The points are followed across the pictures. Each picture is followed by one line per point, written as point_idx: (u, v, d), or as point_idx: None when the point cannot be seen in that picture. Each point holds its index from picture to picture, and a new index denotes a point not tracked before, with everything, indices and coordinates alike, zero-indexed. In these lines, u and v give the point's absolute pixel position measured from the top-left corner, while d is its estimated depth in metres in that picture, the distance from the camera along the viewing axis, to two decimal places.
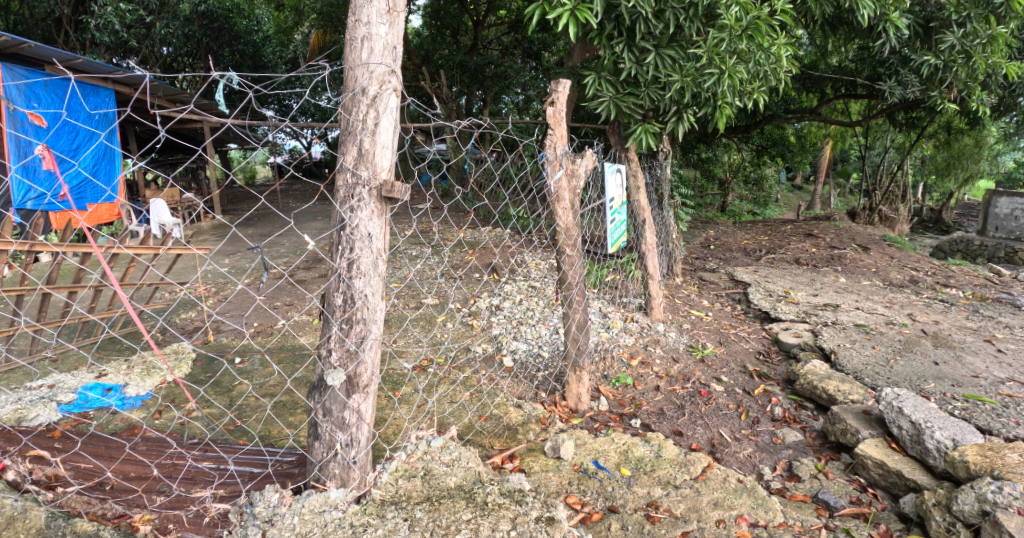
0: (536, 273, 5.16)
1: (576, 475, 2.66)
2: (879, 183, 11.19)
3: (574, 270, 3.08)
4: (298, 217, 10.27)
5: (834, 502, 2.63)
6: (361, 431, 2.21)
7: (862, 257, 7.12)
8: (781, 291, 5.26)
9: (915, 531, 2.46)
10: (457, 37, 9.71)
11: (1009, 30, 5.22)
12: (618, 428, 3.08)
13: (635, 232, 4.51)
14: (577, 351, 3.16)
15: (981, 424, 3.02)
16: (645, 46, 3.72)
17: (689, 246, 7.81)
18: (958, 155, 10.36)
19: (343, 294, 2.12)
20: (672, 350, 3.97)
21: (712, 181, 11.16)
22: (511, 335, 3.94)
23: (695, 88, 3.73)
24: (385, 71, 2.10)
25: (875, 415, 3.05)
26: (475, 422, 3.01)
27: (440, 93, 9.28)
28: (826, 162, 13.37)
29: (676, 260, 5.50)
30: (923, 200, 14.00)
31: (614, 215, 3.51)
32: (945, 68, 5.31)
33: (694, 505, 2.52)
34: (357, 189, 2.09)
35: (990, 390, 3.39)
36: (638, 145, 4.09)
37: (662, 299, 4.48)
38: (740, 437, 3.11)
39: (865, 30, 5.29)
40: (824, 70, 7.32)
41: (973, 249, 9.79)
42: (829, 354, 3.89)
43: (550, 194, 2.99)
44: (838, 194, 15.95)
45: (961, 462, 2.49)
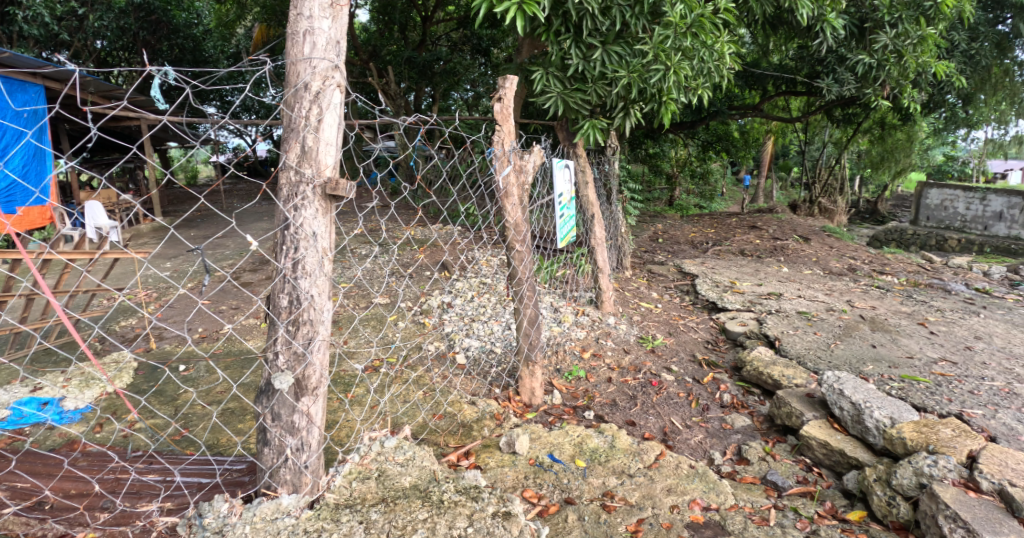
0: (487, 270, 5.14)
1: (532, 469, 2.68)
2: (819, 176, 11.69)
3: (524, 266, 3.10)
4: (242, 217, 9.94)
5: (782, 483, 2.74)
6: (313, 434, 2.18)
7: (803, 247, 7.40)
8: (727, 282, 5.42)
9: (859, 507, 2.58)
10: (405, 33, 9.59)
11: (938, 31, 5.49)
12: (572, 421, 3.12)
13: (584, 226, 4.53)
14: (529, 347, 3.17)
15: (917, 402, 3.19)
16: (592, 42, 3.77)
17: (638, 239, 7.92)
18: (890, 149, 10.74)
19: (289, 295, 2.08)
20: (623, 342, 4.03)
21: (660, 176, 11.42)
22: (463, 332, 3.92)
23: (642, 84, 3.77)
24: (328, 67, 2.06)
25: (818, 397, 3.17)
26: (429, 421, 2.99)
27: (389, 90, 9.14)
28: (768, 157, 13.87)
29: (625, 254, 5.58)
30: (859, 193, 14.71)
31: (563, 210, 3.52)
32: (879, 67, 5.58)
33: (648, 493, 2.58)
34: (301, 187, 2.04)
35: (925, 369, 3.60)
36: (586, 140, 4.10)
37: (613, 293, 4.55)
38: (691, 424, 3.19)
39: (804, 29, 5.52)
40: (766, 69, 7.56)
41: (907, 239, 10.60)
42: (774, 341, 4.02)
43: (498, 190, 2.97)
44: (780, 188, 16.63)
45: (899, 439, 2.66)
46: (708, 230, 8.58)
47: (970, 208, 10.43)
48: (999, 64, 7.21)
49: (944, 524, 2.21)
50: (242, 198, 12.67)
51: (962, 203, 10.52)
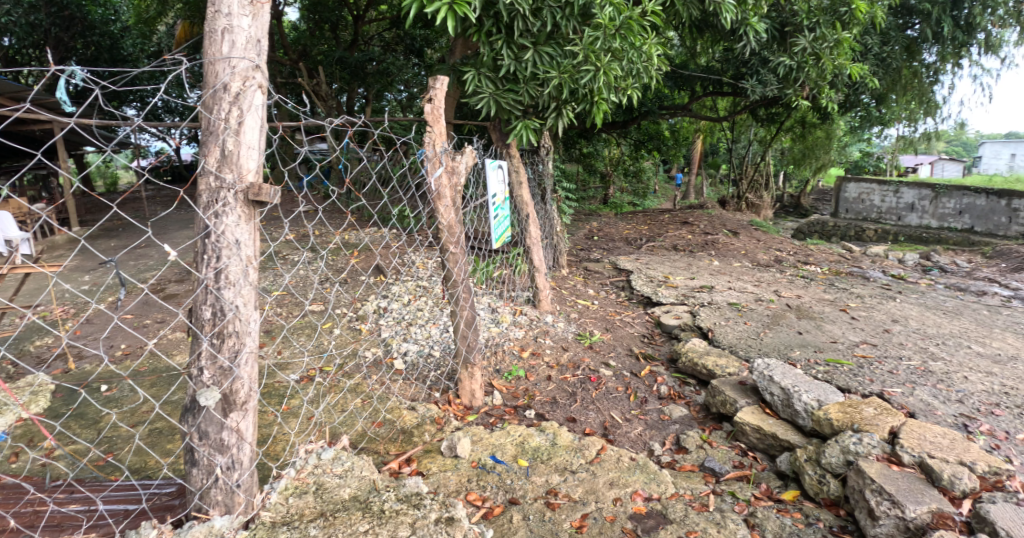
0: (424, 272, 5.08)
1: (475, 472, 2.68)
2: (745, 173, 12.22)
3: (459, 268, 3.08)
4: (163, 224, 9.44)
5: (719, 469, 2.83)
6: (244, 451, 2.09)
7: (732, 241, 7.70)
8: (661, 277, 5.57)
9: (791, 486, 2.70)
10: (336, 33, 9.38)
11: (853, 35, 5.83)
12: (513, 421, 3.13)
13: (519, 226, 4.56)
14: (467, 348, 3.15)
15: (842, 384, 3.37)
16: (524, 43, 3.80)
17: (574, 237, 8.04)
18: (811, 146, 11.29)
19: (212, 307, 1.98)
20: (561, 340, 4.07)
21: (595, 175, 11.67)
22: (400, 337, 3.86)
23: (573, 84, 3.82)
24: (249, 67, 1.99)
25: (749, 384, 3.30)
26: (368, 429, 2.93)
27: (320, 91, 8.89)
28: (698, 155, 14.39)
29: (561, 253, 5.64)
30: (784, 188, 15.46)
31: (497, 210, 3.53)
32: (799, 69, 5.86)
33: (591, 487, 2.61)
34: (222, 193, 1.96)
35: (847, 352, 3.82)
36: (519, 140, 4.12)
37: (550, 292, 4.59)
38: (631, 417, 3.26)
39: (728, 32, 5.75)
40: (694, 70, 7.83)
41: (828, 230, 11.43)
42: (707, 332, 4.16)
43: (431, 192, 2.95)
44: (710, 185, 17.30)
45: (826, 420, 2.79)
46: (643, 227, 8.81)
47: (885, 200, 11.18)
48: (908, 67, 7.71)
49: (871, 498, 2.35)
50: (163, 205, 12.05)
51: (877, 196, 11.27)
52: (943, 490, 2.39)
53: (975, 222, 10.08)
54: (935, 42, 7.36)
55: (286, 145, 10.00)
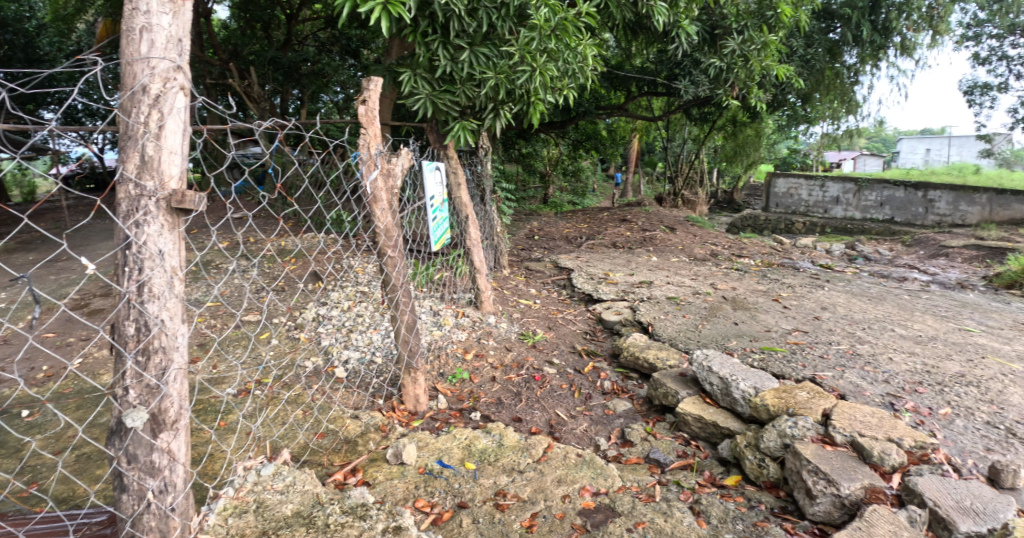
0: (364, 276, 4.98)
1: (422, 478, 2.64)
2: (681, 170, 12.61)
3: (398, 272, 3.03)
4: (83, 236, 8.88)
5: (664, 459, 2.90)
6: (176, 472, 1.99)
7: (669, 237, 7.92)
8: (601, 274, 5.67)
9: (733, 472, 2.80)
10: (269, 32, 9.08)
11: (779, 38, 6.10)
12: (459, 424, 3.11)
13: (460, 228, 4.53)
14: (409, 354, 3.12)
15: (777, 370, 3.51)
16: (460, 44, 3.79)
17: (515, 237, 8.07)
18: (742, 144, 11.73)
19: (135, 322, 1.87)
20: (505, 340, 4.08)
21: (534, 175, 11.78)
22: (341, 345, 3.76)
23: (509, 85, 3.84)
24: (170, 67, 1.89)
25: (689, 375, 3.40)
26: (310, 441, 2.85)
27: (253, 93, 8.58)
28: (635, 154, 14.78)
29: (502, 253, 5.64)
30: (717, 185, 16.06)
31: (435, 212, 3.50)
32: (729, 69, 6.09)
33: (539, 486, 2.62)
34: (142, 201, 1.85)
35: (781, 340, 4.00)
36: (457, 141, 4.10)
37: (492, 293, 4.58)
38: (576, 414, 3.29)
39: (662, 34, 5.91)
40: (629, 70, 8.02)
41: (760, 224, 11.94)
42: (647, 327, 4.26)
43: (366, 195, 2.89)
44: (647, 183, 17.81)
45: (763, 406, 2.91)
46: (582, 226, 8.94)
47: (812, 194, 11.85)
48: (830, 68, 8.13)
49: (808, 478, 2.45)
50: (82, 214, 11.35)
51: (805, 190, 11.94)
52: (875, 466, 2.52)
53: (895, 213, 10.79)
54: (855, 45, 7.74)
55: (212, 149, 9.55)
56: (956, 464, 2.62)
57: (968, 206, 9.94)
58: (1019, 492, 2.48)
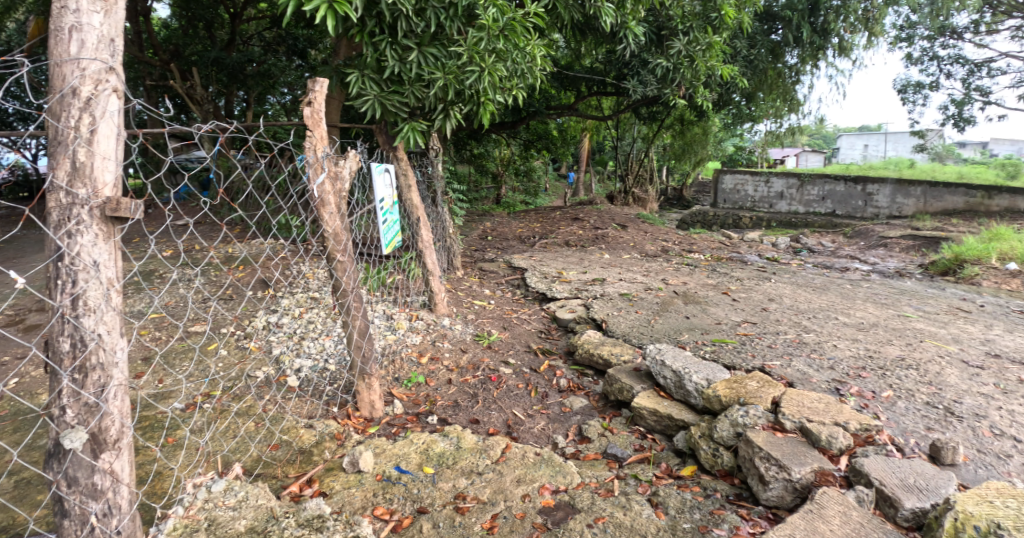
0: (315, 281, 4.86)
1: (380, 485, 2.60)
2: (630, 169, 12.85)
3: (348, 277, 2.98)
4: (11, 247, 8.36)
5: (622, 454, 2.94)
6: (121, 493, 1.90)
7: (621, 234, 8.06)
8: (554, 273, 5.71)
9: (689, 462, 2.86)
10: (211, 31, 8.74)
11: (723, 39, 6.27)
12: (416, 428, 3.08)
13: (411, 230, 4.49)
14: (362, 359, 3.06)
15: (728, 361, 3.62)
16: (408, 44, 3.74)
17: (468, 238, 8.05)
18: (690, 142, 12.03)
19: (70, 338, 1.77)
20: (459, 342, 4.06)
21: (486, 175, 11.80)
22: (292, 353, 3.65)
23: (458, 85, 3.82)
24: (101, 69, 1.79)
25: (643, 370, 3.46)
26: (263, 453, 2.76)
27: (195, 95, 8.28)
28: (585, 153, 15.01)
29: (455, 254, 5.61)
30: (667, 182, 16.45)
31: (385, 215, 3.46)
32: (675, 70, 6.23)
33: (498, 487, 2.62)
34: (74, 210, 1.75)
35: (731, 332, 4.12)
36: (407, 143, 4.05)
37: (446, 295, 4.55)
38: (533, 413, 3.31)
39: (610, 35, 6.00)
40: (579, 71, 8.12)
41: (709, 219, 12.27)
42: (601, 323, 4.31)
43: (313, 199, 2.83)
44: (598, 181, 18.11)
45: (715, 397, 2.98)
46: (535, 225, 8.98)
47: (757, 190, 12.21)
48: (773, 68, 8.42)
49: (761, 465, 2.52)
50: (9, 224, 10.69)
51: (750, 186, 12.27)
52: (823, 450, 2.62)
53: (836, 207, 11.33)
54: (796, 46, 8.05)
55: (148, 154, 9.13)
56: (899, 443, 2.75)
57: (904, 198, 10.58)
58: (958, 468, 2.62)
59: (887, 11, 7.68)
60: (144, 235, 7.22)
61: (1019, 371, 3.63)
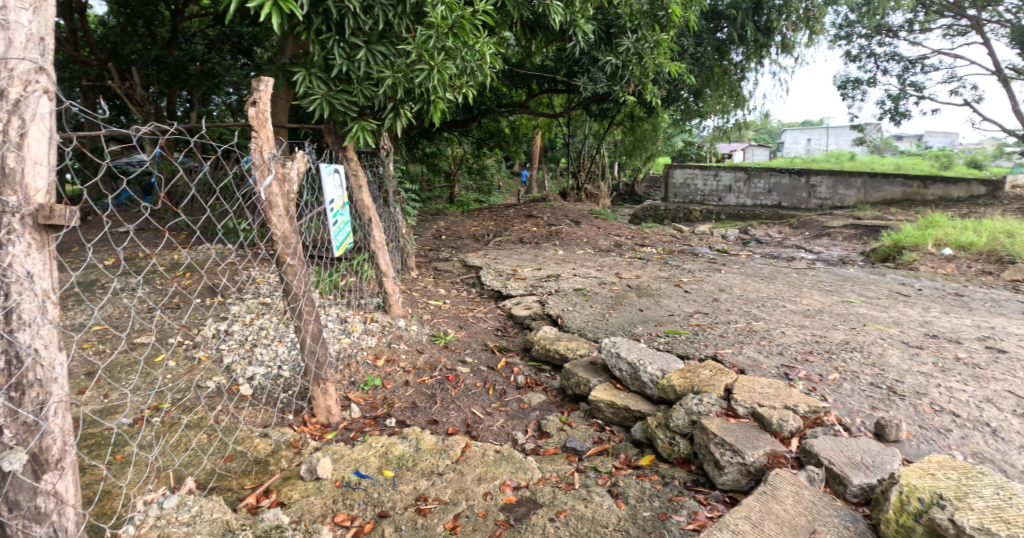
0: (265, 285, 4.73)
1: (340, 491, 2.56)
2: (583, 165, 13.01)
3: (298, 281, 2.91)
4: None
5: (581, 447, 2.98)
6: (67, 515, 1.81)
7: (574, 230, 8.15)
8: (509, 271, 5.73)
9: (647, 452, 2.92)
10: (151, 29, 8.25)
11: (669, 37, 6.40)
12: (375, 432, 3.04)
13: (363, 231, 4.42)
14: (316, 365, 3.00)
15: (681, 351, 3.71)
16: (355, 42, 3.68)
17: (422, 238, 7.99)
18: (640, 138, 12.25)
19: (4, 354, 1.67)
20: (416, 343, 4.03)
21: (439, 174, 11.73)
22: (244, 360, 3.55)
23: (407, 84, 3.78)
24: (31, 68, 1.69)
25: (599, 363, 3.51)
26: (217, 466, 2.68)
27: (134, 95, 7.92)
28: (538, 150, 15.11)
29: (409, 255, 5.55)
30: (619, 178, 16.73)
31: (336, 217, 3.40)
32: (624, 67, 6.34)
33: (459, 486, 2.62)
34: (4, 218, 1.65)
35: (684, 322, 4.22)
36: (357, 143, 3.99)
37: (400, 296, 4.50)
38: (491, 411, 3.32)
39: (559, 33, 6.05)
40: (529, 68, 8.17)
41: (660, 214, 12.55)
42: (557, 319, 4.35)
43: (260, 201, 2.75)
44: (552, 178, 18.27)
45: (670, 387, 3.06)
46: (489, 223, 9.00)
47: (706, 184, 12.58)
48: (719, 65, 8.67)
49: (716, 450, 2.60)
50: None
51: (700, 180, 12.65)
52: (775, 433, 2.72)
53: (782, 199, 11.78)
54: (740, 44, 8.31)
55: (82, 157, 8.68)
56: (846, 423, 2.88)
57: (845, 189, 11.08)
58: (901, 443, 2.76)
59: (826, 11, 7.94)
60: (81, 244, 6.86)
61: (953, 349, 3.86)
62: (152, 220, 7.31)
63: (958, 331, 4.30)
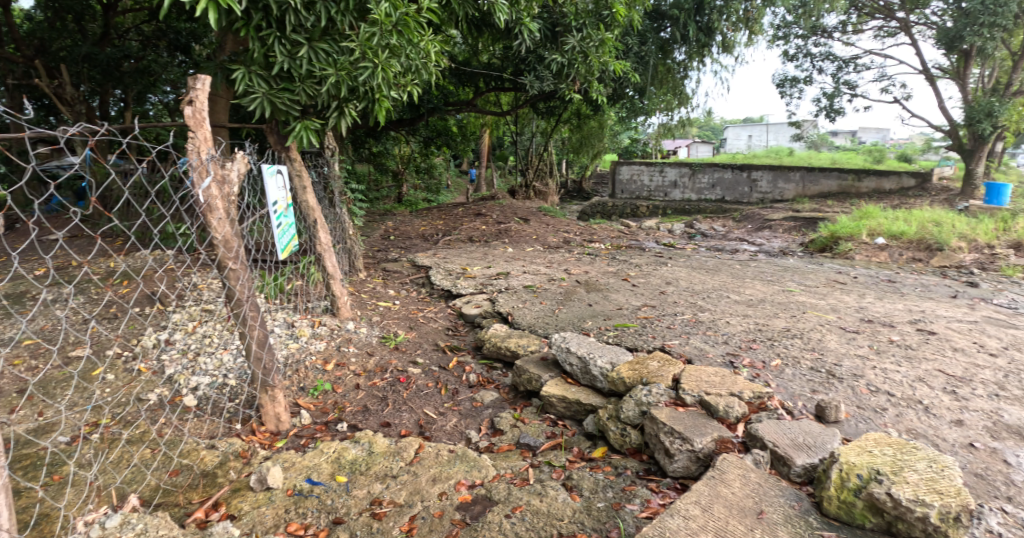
0: (206, 291, 4.55)
1: (292, 500, 2.51)
2: (531, 163, 13.08)
3: (242, 285, 2.82)
4: None
5: (534, 443, 3.01)
6: None
7: (523, 227, 8.20)
8: (459, 269, 5.71)
9: (599, 444, 2.98)
10: (82, 24, 7.58)
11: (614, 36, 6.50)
12: (326, 438, 2.98)
13: (308, 233, 4.31)
14: (263, 372, 2.92)
15: (630, 344, 3.79)
16: (297, 39, 3.58)
17: (370, 239, 7.86)
18: (586, 136, 12.41)
19: None
20: (365, 345, 3.97)
21: (387, 173, 11.56)
22: (186, 370, 3.40)
23: (351, 82, 3.71)
24: None
25: (550, 359, 3.55)
26: (162, 481, 2.59)
27: (59, 93, 7.46)
28: (486, 149, 15.11)
29: (357, 256, 5.45)
30: (567, 175, 16.93)
31: (280, 219, 3.31)
32: (570, 65, 6.40)
33: (414, 488, 2.60)
34: None
35: (632, 316, 4.32)
36: (300, 142, 3.89)
37: (349, 298, 4.42)
38: (444, 411, 3.30)
39: (505, 31, 6.05)
40: (476, 66, 8.16)
41: (608, 210, 12.76)
42: (507, 316, 4.37)
43: (199, 204, 2.65)
44: (500, 177, 18.33)
45: (619, 379, 3.12)
46: (438, 222, 8.94)
47: (652, 179, 12.88)
48: (663, 64, 8.88)
49: (666, 439, 2.67)
50: None
51: (646, 176, 12.93)
52: (722, 419, 2.81)
53: (725, 193, 12.18)
54: (683, 43, 8.54)
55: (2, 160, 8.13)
56: (789, 407, 3.01)
57: (785, 183, 11.56)
58: (841, 424, 2.91)
59: (764, 12, 8.24)
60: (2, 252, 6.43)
61: (886, 333, 4.09)
62: (82, 226, 6.92)
63: (891, 315, 4.55)
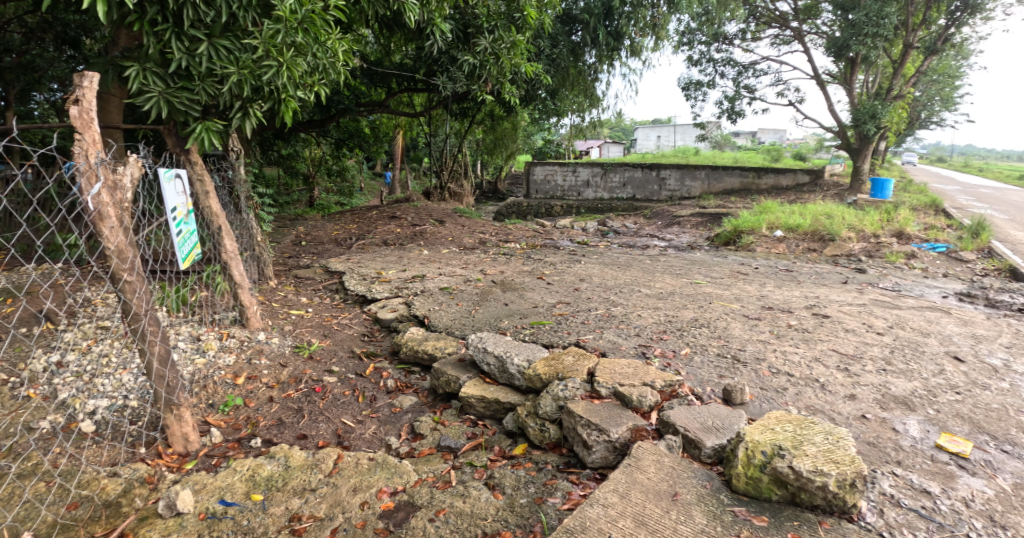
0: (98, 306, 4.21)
1: (204, 524, 2.40)
2: (446, 165, 13.03)
3: (139, 298, 2.63)
4: None
5: (455, 444, 3.00)
6: None
7: (439, 229, 8.15)
8: (374, 274, 5.60)
9: (520, 441, 3.02)
10: None
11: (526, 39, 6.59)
12: (239, 455, 2.84)
13: (211, 240, 4.08)
14: (167, 390, 2.74)
15: (546, 341, 3.87)
16: (195, 35, 3.38)
17: (279, 245, 7.54)
18: (500, 136, 12.51)
19: None
20: (278, 356, 3.81)
21: (296, 176, 11.13)
22: (78, 392, 3.13)
23: (255, 81, 3.55)
24: None
25: (468, 359, 3.56)
26: (60, 516, 2.42)
27: None
28: (399, 150, 14.89)
29: (266, 264, 5.21)
30: (481, 176, 17.00)
31: (179, 226, 3.11)
32: (482, 66, 6.41)
33: (335, 500, 2.54)
34: None
35: (547, 313, 4.41)
36: (201, 145, 3.67)
37: (258, 308, 4.22)
38: (363, 418, 3.24)
39: (416, 31, 5.98)
40: (388, 66, 8.02)
41: (524, 210, 12.94)
42: (423, 319, 4.33)
43: (88, 212, 2.45)
44: (414, 179, 18.10)
45: (536, 376, 3.17)
46: (351, 226, 8.72)
47: (566, 179, 13.17)
48: (574, 67, 9.11)
49: (584, 431, 2.76)
50: None
51: (559, 176, 13.22)
52: (636, 408, 2.93)
53: (635, 192, 12.69)
54: (593, 46, 8.79)
55: None
56: (698, 393, 3.18)
57: (691, 181, 12.20)
58: (746, 405, 3.11)
59: (669, 19, 8.64)
60: None
61: (785, 318, 4.41)
62: None
63: (789, 302, 4.92)
